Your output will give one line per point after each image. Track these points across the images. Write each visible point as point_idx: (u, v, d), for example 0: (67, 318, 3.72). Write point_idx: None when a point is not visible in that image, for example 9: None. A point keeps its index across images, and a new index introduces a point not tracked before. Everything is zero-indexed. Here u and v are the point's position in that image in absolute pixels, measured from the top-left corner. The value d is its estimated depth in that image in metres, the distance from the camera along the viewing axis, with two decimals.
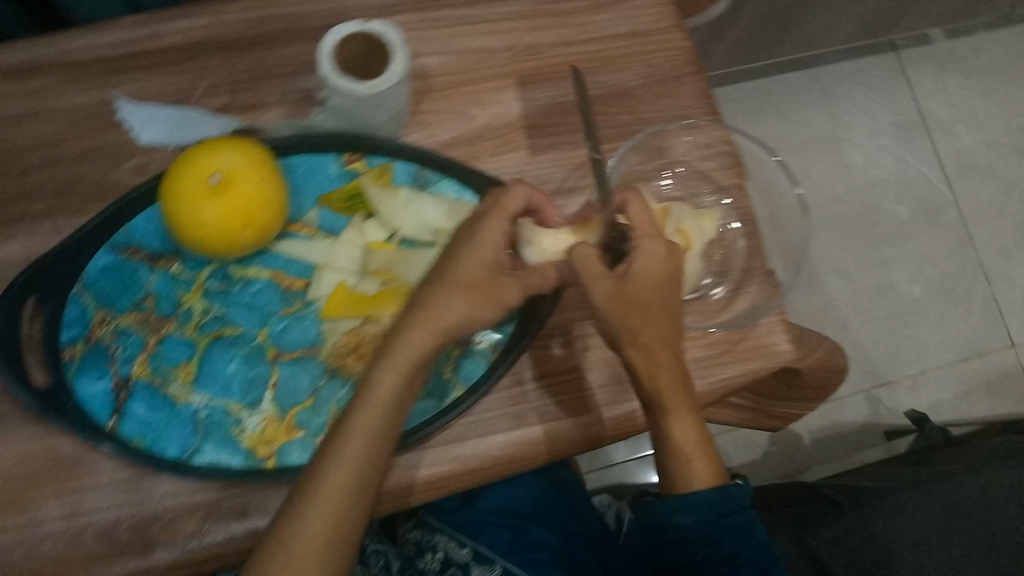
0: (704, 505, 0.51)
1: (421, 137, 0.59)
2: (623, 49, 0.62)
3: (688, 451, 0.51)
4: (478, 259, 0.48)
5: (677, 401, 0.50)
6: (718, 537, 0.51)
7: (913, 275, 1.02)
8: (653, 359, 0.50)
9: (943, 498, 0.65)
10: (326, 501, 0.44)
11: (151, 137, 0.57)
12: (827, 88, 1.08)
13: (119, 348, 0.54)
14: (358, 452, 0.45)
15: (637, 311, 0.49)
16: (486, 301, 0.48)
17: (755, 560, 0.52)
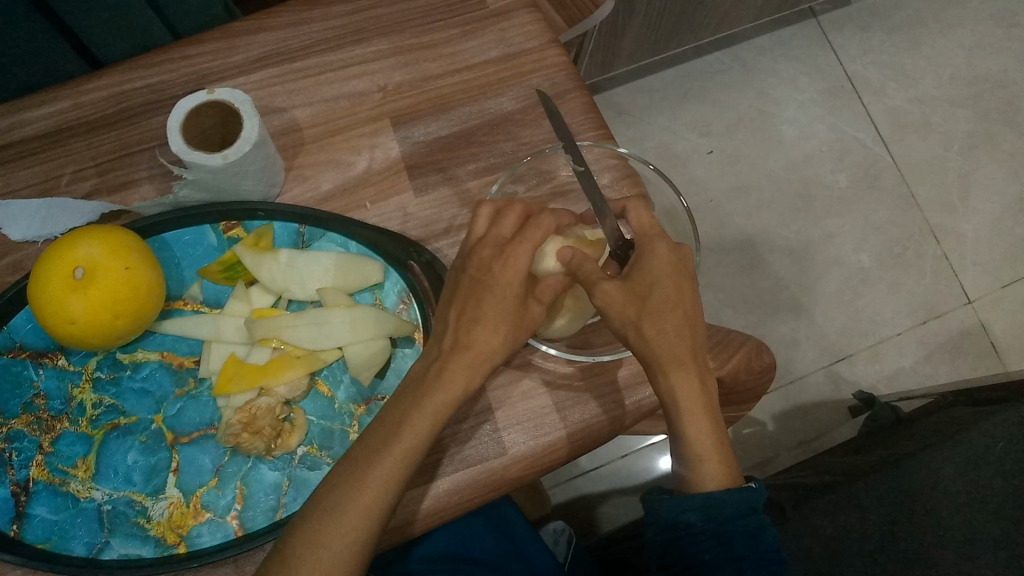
0: (719, 504, 0.47)
1: (301, 190, 0.58)
2: (499, 73, 0.61)
3: (700, 450, 0.48)
4: (509, 289, 0.48)
5: (692, 397, 0.47)
6: (727, 538, 0.47)
7: (859, 245, 1.04)
8: (667, 348, 0.47)
9: (888, 486, 0.67)
10: (336, 537, 0.43)
11: (22, 234, 0.56)
12: (748, 64, 1.11)
13: (15, 453, 0.53)
14: (371, 487, 0.44)
15: (650, 310, 0.47)
16: (503, 327, 0.47)
17: (766, 564, 0.48)
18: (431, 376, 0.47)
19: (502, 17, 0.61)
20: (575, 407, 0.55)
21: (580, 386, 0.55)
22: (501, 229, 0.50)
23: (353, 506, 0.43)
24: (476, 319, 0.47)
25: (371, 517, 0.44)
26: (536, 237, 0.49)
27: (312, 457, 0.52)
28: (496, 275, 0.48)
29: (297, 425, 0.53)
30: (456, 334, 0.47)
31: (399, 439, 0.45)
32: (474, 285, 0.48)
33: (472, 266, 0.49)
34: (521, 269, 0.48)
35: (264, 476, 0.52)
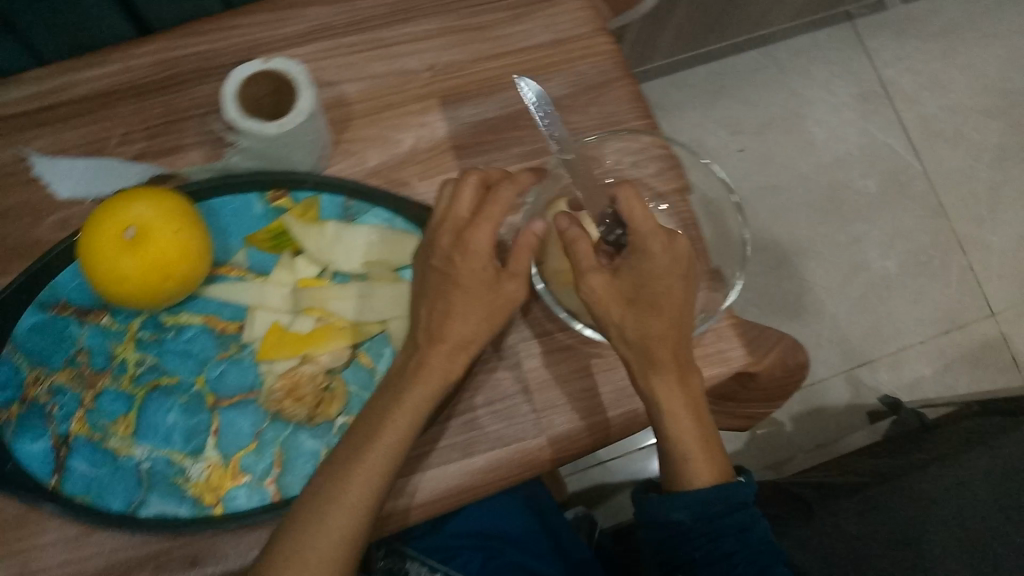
0: (705, 502, 0.50)
1: (347, 166, 0.58)
2: (547, 58, 0.61)
3: (686, 449, 0.50)
4: (474, 275, 0.50)
5: (672, 398, 0.49)
6: (718, 534, 0.51)
7: (885, 251, 1.04)
8: (647, 351, 0.48)
9: (916, 491, 0.67)
10: (334, 525, 0.46)
11: (69, 192, 0.57)
12: (783, 65, 1.10)
13: (56, 406, 0.54)
14: (363, 478, 0.47)
15: (628, 313, 0.48)
16: (472, 315, 0.50)
17: (754, 559, 0.52)
18: (409, 369, 0.50)
19: (552, 3, 0.62)
20: (610, 391, 0.55)
21: (619, 372, 0.56)
22: (461, 207, 0.50)
23: (349, 497, 0.46)
24: (447, 314, 0.50)
25: (365, 504, 0.46)
26: (494, 216, 0.49)
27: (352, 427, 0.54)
28: (461, 265, 0.49)
29: (338, 394, 0.54)
30: (428, 330, 0.50)
31: (382, 435, 0.47)
32: (442, 279, 0.50)
33: (434, 258, 0.50)
34: (483, 254, 0.49)
35: (302, 444, 0.53)
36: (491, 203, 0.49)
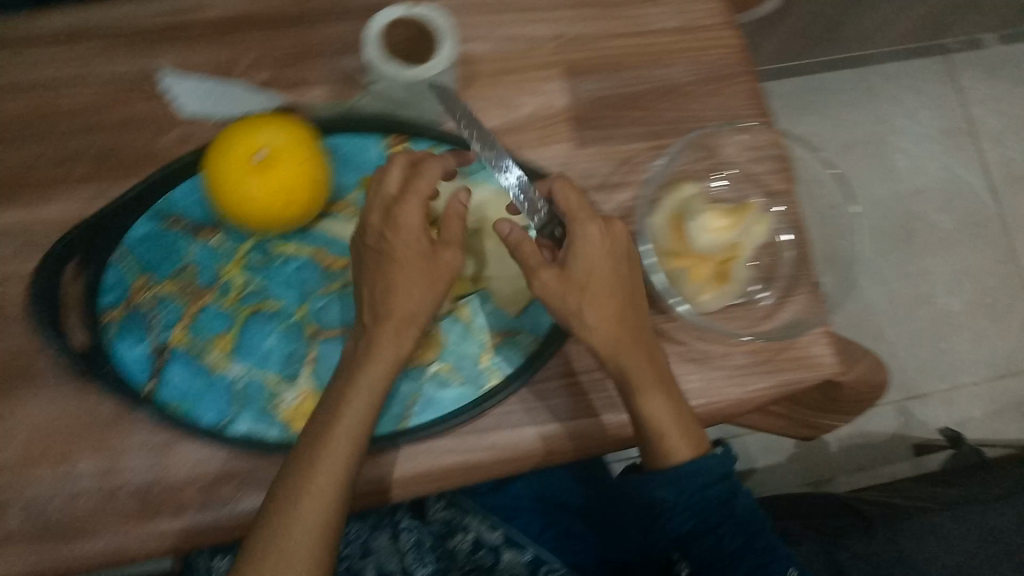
0: (687, 476, 0.51)
1: (465, 123, 0.59)
2: (674, 44, 0.61)
3: (660, 426, 0.51)
4: (411, 250, 0.50)
5: (644, 373, 0.51)
6: (705, 510, 0.52)
7: (952, 289, 1.03)
8: (610, 334, 0.50)
9: (979, 523, 0.65)
10: (324, 481, 0.47)
11: (195, 110, 0.57)
12: (874, 89, 1.09)
13: (158, 316, 0.55)
14: (342, 436, 0.48)
15: (593, 293, 0.50)
16: (417, 287, 0.50)
17: (739, 528, 0.54)
18: (359, 350, 0.50)
19: None
20: (696, 383, 0.57)
21: (709, 363, 0.58)
22: (388, 187, 0.51)
23: (329, 455, 0.47)
24: (389, 289, 0.49)
25: (334, 490, 0.47)
26: (422, 193, 0.50)
27: (444, 375, 0.58)
28: (393, 242, 0.50)
29: (434, 341, 0.58)
30: (374, 308, 0.50)
31: (342, 417, 0.48)
32: (385, 263, 0.50)
33: (370, 238, 0.51)
34: (415, 228, 0.50)
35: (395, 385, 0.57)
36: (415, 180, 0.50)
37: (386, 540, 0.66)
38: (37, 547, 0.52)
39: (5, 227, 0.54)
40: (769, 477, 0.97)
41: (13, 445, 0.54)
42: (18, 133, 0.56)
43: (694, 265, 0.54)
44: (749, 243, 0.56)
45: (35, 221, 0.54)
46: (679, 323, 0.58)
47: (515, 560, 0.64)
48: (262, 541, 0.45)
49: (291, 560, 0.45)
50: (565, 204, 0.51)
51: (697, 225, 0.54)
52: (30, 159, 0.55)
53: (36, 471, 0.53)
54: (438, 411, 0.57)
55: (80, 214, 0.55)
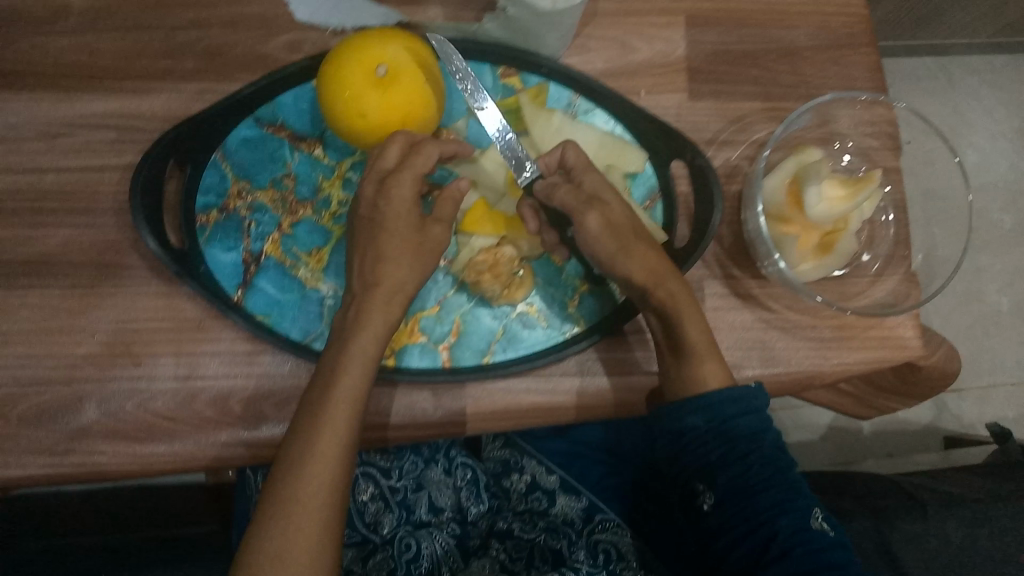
0: (722, 404, 0.47)
1: (578, 61, 0.57)
2: (799, 6, 0.60)
3: (700, 349, 0.49)
4: (402, 221, 0.48)
5: (684, 301, 0.49)
6: (732, 435, 0.47)
7: (1004, 288, 1.00)
8: (642, 261, 0.48)
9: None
10: (327, 443, 0.43)
11: (308, 16, 0.55)
12: (954, 79, 1.04)
13: (253, 223, 0.53)
14: (343, 399, 0.45)
15: (632, 243, 0.48)
16: (405, 257, 0.48)
17: (770, 460, 0.47)
18: (351, 320, 0.47)
19: None
20: (784, 347, 0.56)
21: (798, 331, 0.56)
22: (383, 160, 0.48)
23: (330, 418, 0.44)
24: (380, 259, 0.47)
25: (340, 450, 0.44)
26: (417, 166, 0.47)
27: (531, 317, 0.55)
28: (386, 214, 0.48)
29: (525, 282, 0.55)
30: (363, 277, 0.48)
31: (338, 380, 0.45)
32: (378, 240, 0.48)
33: (361, 209, 0.49)
34: (408, 200, 0.48)
35: (481, 320, 0.55)
36: (413, 154, 0.48)
37: (439, 474, 0.65)
38: (109, 444, 0.50)
39: (106, 113, 0.54)
40: (802, 453, 0.95)
41: (89, 337, 0.52)
42: (126, 20, 0.55)
43: (802, 235, 0.53)
44: (857, 216, 0.54)
45: (135, 111, 0.54)
46: (772, 289, 0.57)
47: (570, 505, 0.63)
48: (272, 507, 0.42)
49: (301, 521, 0.41)
50: (575, 161, 0.50)
51: (816, 193, 0.51)
52: (139, 46, 0.55)
53: (114, 369, 0.51)
54: (522, 351, 0.54)
55: (183, 109, 0.54)
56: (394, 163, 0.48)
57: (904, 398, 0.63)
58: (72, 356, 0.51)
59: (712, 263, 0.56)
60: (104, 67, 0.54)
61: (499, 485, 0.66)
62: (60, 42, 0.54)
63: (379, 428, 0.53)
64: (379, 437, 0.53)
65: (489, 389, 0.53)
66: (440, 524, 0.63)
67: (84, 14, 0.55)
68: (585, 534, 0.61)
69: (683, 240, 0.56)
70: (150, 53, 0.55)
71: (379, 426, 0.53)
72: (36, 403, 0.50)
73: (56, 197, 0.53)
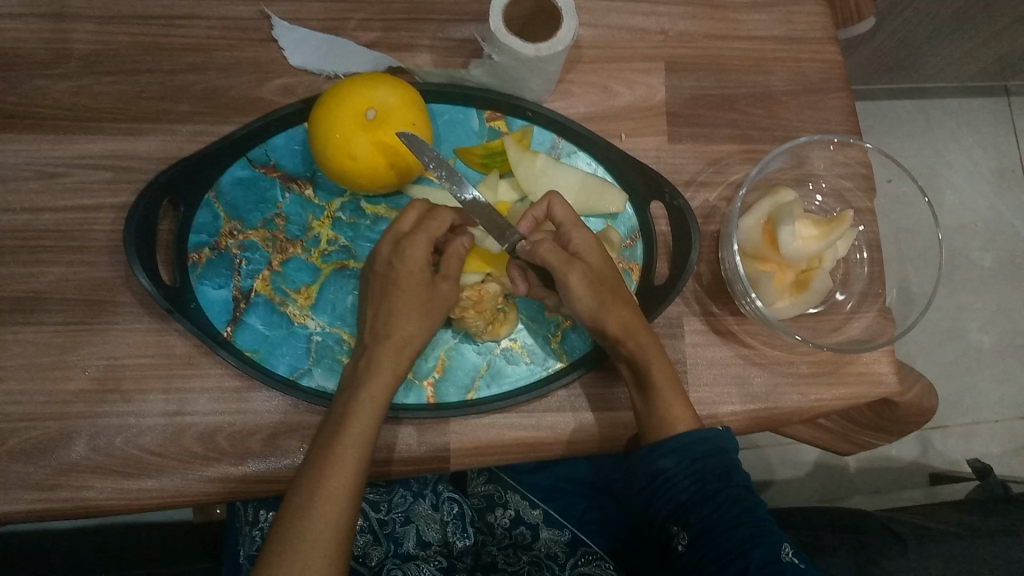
0: (688, 444, 0.48)
1: (561, 105, 0.59)
2: (774, 52, 0.62)
3: (662, 389, 0.50)
4: (414, 277, 0.49)
5: (655, 351, 0.50)
6: (702, 476, 0.48)
7: (985, 326, 1.01)
8: (619, 314, 0.49)
9: None
10: (334, 484, 0.45)
11: (302, 61, 0.57)
12: (933, 122, 1.07)
13: (244, 261, 0.55)
14: (349, 444, 0.47)
15: (610, 297, 0.49)
16: (416, 312, 0.49)
17: (739, 498, 0.47)
18: (361, 370, 0.49)
19: (791, 1, 0.63)
20: (763, 383, 0.57)
21: (776, 368, 0.57)
22: (401, 224, 0.51)
23: (337, 461, 0.46)
24: (392, 312, 0.49)
25: (345, 493, 0.45)
26: (432, 230, 0.50)
27: (515, 353, 0.56)
28: (399, 271, 0.49)
29: (510, 317, 0.56)
30: (374, 328, 0.50)
31: (346, 428, 0.47)
32: (389, 295, 0.50)
33: (377, 265, 0.51)
34: (421, 259, 0.50)
35: (466, 356, 0.56)
36: (429, 218, 0.50)
37: (427, 508, 0.64)
38: (98, 478, 0.51)
39: (102, 154, 0.56)
40: (787, 490, 0.95)
41: (80, 373, 0.53)
42: (124, 63, 0.57)
43: (777, 273, 0.55)
44: (832, 255, 0.55)
45: (132, 152, 0.56)
46: (751, 326, 0.58)
47: (555, 538, 0.64)
48: (280, 544, 0.43)
49: (308, 559, 0.43)
50: (563, 216, 0.51)
51: (789, 232, 0.52)
52: (136, 89, 0.57)
53: (105, 404, 0.52)
54: (506, 387, 0.55)
55: (179, 150, 0.56)
56: (410, 227, 0.51)
57: (879, 432, 0.64)
58: (63, 392, 0.52)
59: (692, 300, 0.58)
60: (102, 109, 0.56)
61: (483, 520, 0.65)
62: (59, 84, 0.56)
63: (384, 462, 0.53)
64: (381, 473, 0.54)
65: (473, 425, 0.54)
66: (427, 557, 0.62)
67: (84, 58, 0.57)
68: (569, 565, 0.62)
69: (660, 277, 0.58)
70: (146, 96, 0.57)
71: (382, 460, 0.53)
72: (27, 438, 0.51)
73: (50, 234, 0.54)
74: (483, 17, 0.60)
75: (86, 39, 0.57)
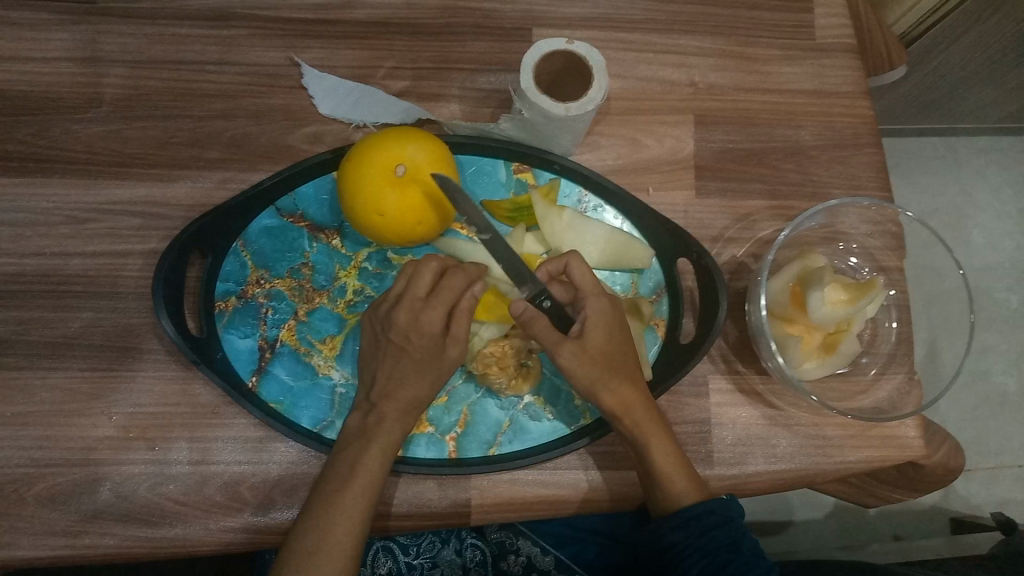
0: (695, 518, 0.48)
1: (589, 158, 0.59)
2: (806, 106, 0.62)
3: (666, 467, 0.49)
4: (427, 346, 0.48)
5: (654, 427, 0.50)
6: (712, 548, 0.48)
7: (1009, 368, 1.00)
8: (621, 394, 0.50)
9: None
10: (340, 533, 0.46)
11: (331, 109, 0.58)
12: (960, 159, 1.05)
13: (270, 310, 0.55)
14: (357, 493, 0.47)
15: (612, 373, 0.49)
16: (422, 373, 0.49)
17: (750, 568, 0.47)
18: (370, 427, 0.49)
19: (824, 53, 0.63)
20: (786, 445, 0.56)
21: (799, 429, 0.57)
22: (416, 287, 0.48)
23: (342, 509, 0.46)
24: (394, 369, 0.49)
25: (351, 539, 0.46)
26: (448, 300, 0.48)
27: (536, 408, 0.56)
28: (414, 342, 0.48)
29: (533, 372, 0.56)
30: (380, 381, 0.49)
31: (354, 479, 0.47)
32: (399, 360, 0.49)
33: (392, 334, 0.49)
34: (437, 329, 0.48)
35: (488, 411, 0.56)
36: (444, 287, 0.48)
37: (450, 554, 0.65)
38: (121, 526, 0.51)
39: (132, 199, 0.56)
40: (804, 531, 0.94)
41: (106, 420, 0.53)
42: (155, 108, 0.57)
43: (804, 334, 0.54)
44: (860, 319, 0.55)
45: (161, 198, 0.56)
46: (776, 386, 0.58)
47: None
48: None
49: None
50: (581, 279, 0.50)
51: (818, 297, 0.52)
52: (167, 134, 0.57)
53: (129, 452, 0.53)
54: (528, 443, 0.55)
55: (207, 197, 0.56)
56: (426, 292, 0.48)
57: (905, 489, 0.63)
58: (88, 439, 0.53)
59: (717, 358, 0.58)
60: (133, 154, 0.57)
61: (495, 567, 0.64)
62: (91, 129, 0.57)
63: (384, 516, 0.53)
64: (401, 526, 0.54)
65: (494, 481, 0.54)
66: None
67: (117, 102, 0.57)
68: None
69: (688, 334, 0.57)
70: (176, 142, 0.57)
71: (383, 513, 0.53)
72: (51, 484, 0.51)
73: (79, 279, 0.55)
74: (513, 66, 0.60)
75: (120, 83, 0.57)
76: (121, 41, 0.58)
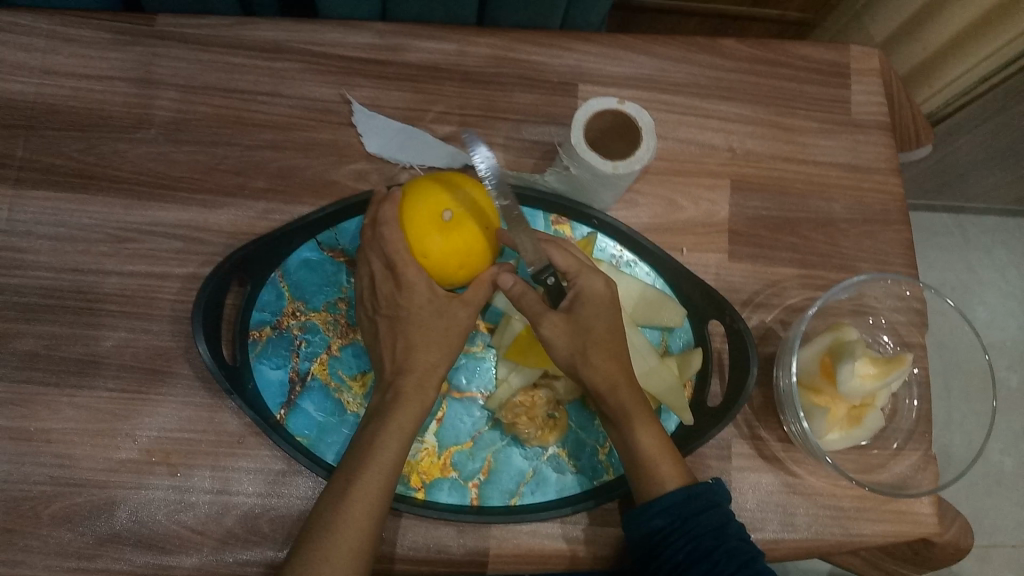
0: (681, 503, 0.47)
1: (625, 215, 0.60)
2: (839, 179, 0.63)
3: (652, 452, 0.49)
4: (422, 313, 0.50)
5: (637, 407, 0.49)
6: (698, 533, 0.46)
7: (1006, 447, 1.01)
8: (609, 372, 0.49)
9: None
10: (351, 525, 0.45)
11: (376, 148, 0.58)
12: (967, 236, 1.08)
13: (303, 343, 0.55)
14: (365, 493, 0.45)
15: (593, 349, 0.49)
16: (435, 346, 0.51)
17: (737, 553, 0.45)
18: (386, 404, 0.50)
19: (859, 130, 0.64)
20: (804, 514, 0.57)
21: (817, 499, 0.57)
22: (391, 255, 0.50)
23: (352, 507, 0.45)
24: (411, 346, 0.51)
25: (363, 540, 0.45)
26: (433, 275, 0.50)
27: (560, 460, 0.56)
28: (408, 308, 0.50)
29: (560, 423, 0.56)
30: (395, 362, 0.51)
31: (364, 478, 0.46)
32: (399, 335, 0.51)
33: (381, 307, 0.52)
34: (426, 298, 0.50)
35: (512, 460, 0.55)
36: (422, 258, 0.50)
37: None
38: (136, 551, 0.51)
39: (173, 221, 0.56)
40: None
41: (128, 444, 0.52)
42: (203, 134, 0.58)
43: (832, 405, 0.55)
44: (885, 393, 0.55)
45: (201, 223, 0.56)
46: (797, 454, 0.58)
47: None
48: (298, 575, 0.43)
49: None
50: (565, 264, 0.50)
51: (849, 370, 0.52)
52: (213, 160, 0.57)
53: (151, 476, 0.52)
54: (550, 495, 0.55)
55: (248, 226, 0.57)
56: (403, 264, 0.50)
57: (912, 566, 0.62)
58: (110, 460, 0.52)
59: (741, 422, 0.58)
60: (178, 177, 0.57)
61: None
62: (139, 150, 0.57)
63: (389, 559, 0.53)
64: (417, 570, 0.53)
65: (514, 530, 0.54)
66: None
67: (165, 125, 0.58)
68: None
69: (716, 396, 0.58)
70: (221, 168, 0.57)
71: (389, 556, 0.53)
72: (69, 504, 0.51)
73: (114, 299, 0.55)
74: (557, 119, 0.61)
75: (170, 107, 0.58)
76: (173, 64, 0.58)
